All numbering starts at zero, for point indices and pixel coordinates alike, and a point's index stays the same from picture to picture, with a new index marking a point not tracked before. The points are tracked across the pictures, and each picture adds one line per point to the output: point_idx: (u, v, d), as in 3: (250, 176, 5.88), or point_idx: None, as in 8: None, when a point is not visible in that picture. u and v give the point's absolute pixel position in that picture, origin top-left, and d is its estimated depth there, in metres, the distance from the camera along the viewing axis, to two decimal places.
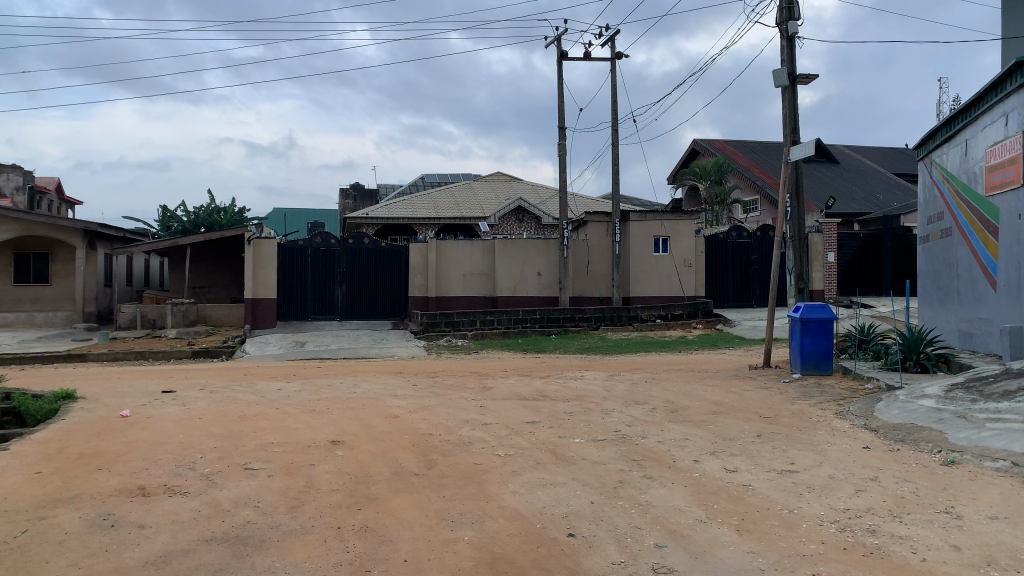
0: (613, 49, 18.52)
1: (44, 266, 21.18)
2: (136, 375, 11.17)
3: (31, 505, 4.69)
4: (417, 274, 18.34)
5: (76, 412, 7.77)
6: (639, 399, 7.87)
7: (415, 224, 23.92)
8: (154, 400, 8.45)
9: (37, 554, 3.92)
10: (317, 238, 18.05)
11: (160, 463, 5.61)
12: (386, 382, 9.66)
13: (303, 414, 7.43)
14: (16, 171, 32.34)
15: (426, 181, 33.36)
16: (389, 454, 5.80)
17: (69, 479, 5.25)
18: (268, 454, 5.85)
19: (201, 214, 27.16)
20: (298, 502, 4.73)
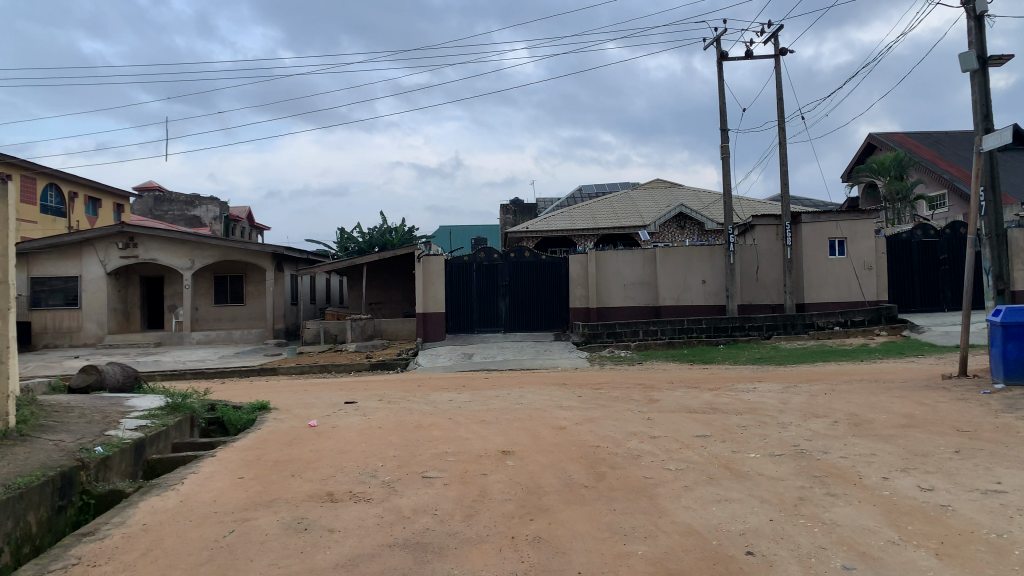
0: (778, 44, 17.58)
1: (239, 287, 23.27)
2: (321, 386, 11.96)
3: (237, 507, 5.14)
4: (577, 286, 18.40)
5: (270, 422, 8.45)
6: (819, 412, 7.45)
7: (575, 235, 24.04)
8: (338, 410, 8.99)
9: (243, 553, 4.28)
10: (480, 253, 18.58)
11: (345, 471, 5.97)
12: (552, 394, 9.74)
13: (475, 425, 7.64)
14: (213, 202, 35.59)
15: (583, 192, 33.42)
16: (559, 466, 5.85)
17: (267, 484, 5.70)
18: (443, 463, 6.07)
19: (374, 234, 28.73)
20: (473, 511, 4.87)
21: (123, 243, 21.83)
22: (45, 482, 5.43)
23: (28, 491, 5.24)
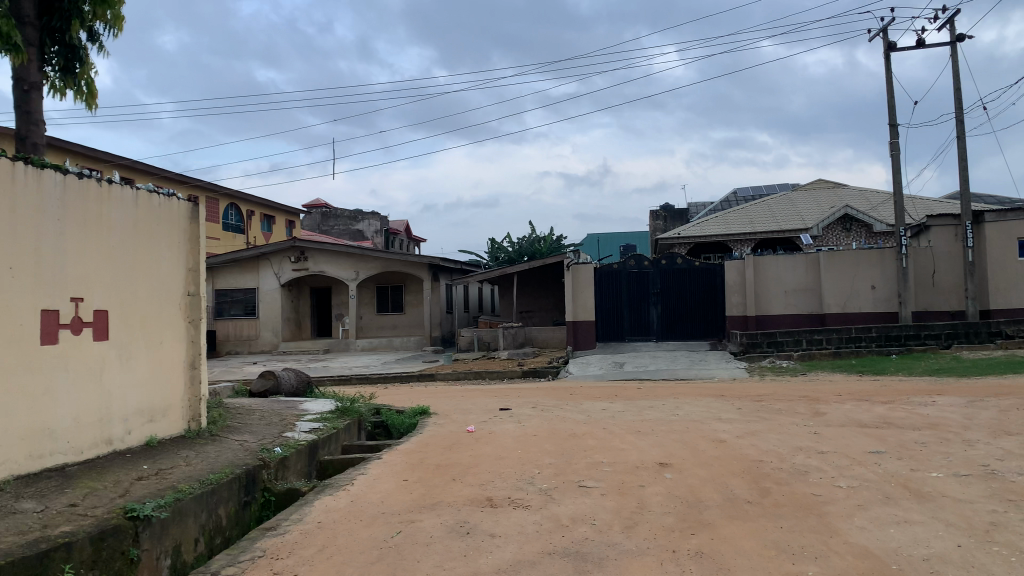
0: (955, 31, 16.27)
1: (399, 297, 24.32)
2: (478, 393, 12.25)
3: (403, 509, 5.36)
4: (734, 293, 17.80)
5: (430, 426, 8.75)
6: (1012, 429, 6.79)
7: (731, 241, 23.32)
8: (494, 417, 9.18)
9: (410, 553, 4.46)
10: (630, 261, 18.38)
11: (504, 477, 6.08)
12: (709, 405, 9.47)
13: (630, 435, 7.56)
14: (376, 218, 37.31)
15: (738, 195, 32.33)
16: (719, 480, 5.68)
17: (430, 487, 5.91)
18: (600, 473, 6.05)
19: (525, 244, 29.14)
20: (632, 522, 4.81)
21: (295, 257, 23.40)
22: (232, 479, 5.89)
23: (218, 487, 5.71)
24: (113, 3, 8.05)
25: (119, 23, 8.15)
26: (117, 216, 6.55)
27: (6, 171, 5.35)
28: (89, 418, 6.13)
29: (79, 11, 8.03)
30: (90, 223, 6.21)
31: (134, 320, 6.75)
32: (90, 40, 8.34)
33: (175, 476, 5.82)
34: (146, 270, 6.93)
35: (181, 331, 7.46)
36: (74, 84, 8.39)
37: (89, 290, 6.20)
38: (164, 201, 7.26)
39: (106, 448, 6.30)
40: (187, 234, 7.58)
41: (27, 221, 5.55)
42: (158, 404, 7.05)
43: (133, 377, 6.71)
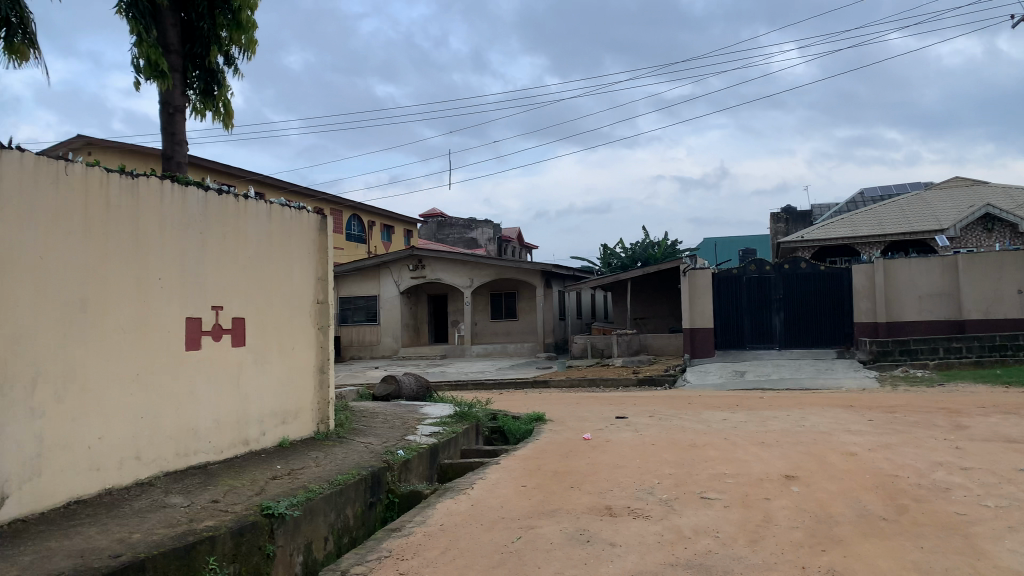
0: None
1: (513, 304, 24.56)
2: (593, 400, 12.19)
3: (523, 515, 5.40)
4: (862, 298, 16.95)
5: (547, 433, 8.79)
6: None
7: (858, 243, 22.23)
8: (611, 425, 9.11)
9: (531, 559, 4.48)
10: (751, 265, 17.85)
11: (623, 485, 6.03)
12: (837, 416, 9.06)
13: (753, 446, 7.33)
14: (489, 225, 37.85)
15: (866, 195, 30.80)
16: (851, 495, 5.42)
17: (549, 494, 5.93)
18: (722, 485, 5.90)
19: (639, 249, 28.80)
20: (758, 536, 4.66)
21: (413, 265, 24.03)
22: (359, 481, 6.11)
23: (346, 488, 5.93)
24: (247, 28, 8.54)
25: (252, 47, 8.64)
26: (253, 229, 6.93)
27: (156, 190, 5.79)
28: (228, 420, 6.52)
29: (217, 37, 8.60)
30: (228, 236, 6.61)
31: (267, 327, 7.12)
32: (227, 64, 8.89)
33: (306, 476, 6.10)
34: (278, 280, 7.29)
35: (311, 338, 7.80)
36: (213, 106, 8.94)
37: (228, 299, 6.59)
38: (295, 214, 7.60)
39: (244, 448, 6.69)
40: (315, 245, 7.92)
41: (173, 236, 5.96)
42: (290, 407, 7.41)
43: (267, 381, 7.08)
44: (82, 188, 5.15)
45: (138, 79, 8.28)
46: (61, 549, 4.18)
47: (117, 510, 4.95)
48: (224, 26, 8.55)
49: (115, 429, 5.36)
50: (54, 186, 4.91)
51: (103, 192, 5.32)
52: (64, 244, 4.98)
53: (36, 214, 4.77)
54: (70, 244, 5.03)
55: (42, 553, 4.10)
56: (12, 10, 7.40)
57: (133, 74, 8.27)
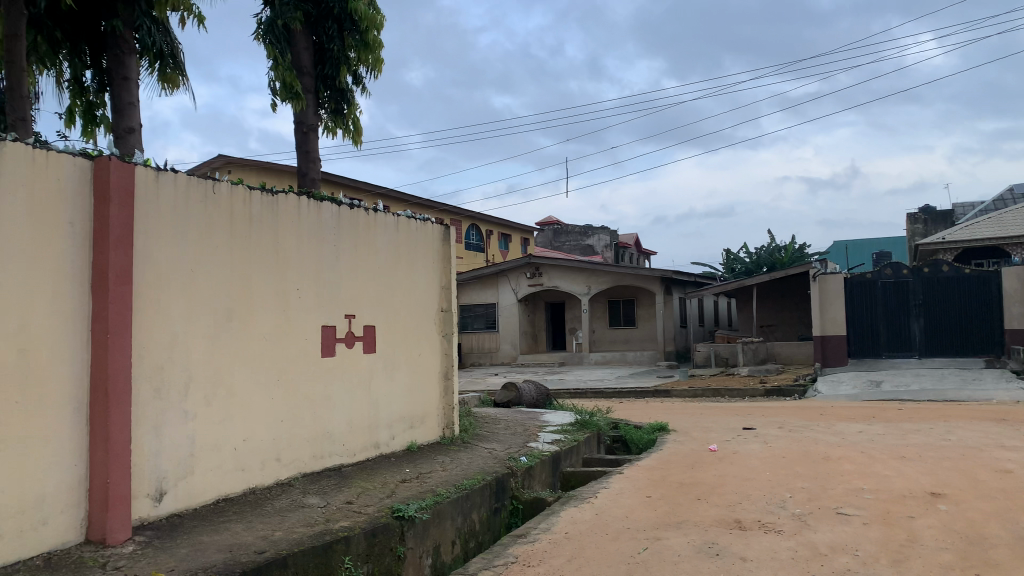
0: None
1: (632, 311, 24.30)
2: (718, 410, 11.89)
3: (649, 525, 5.33)
4: (1015, 304, 15.76)
5: (670, 443, 8.64)
6: None
7: (1007, 244, 20.62)
8: (737, 436, 8.84)
9: (658, 571, 4.41)
10: (887, 269, 16.93)
11: (752, 499, 5.84)
12: (988, 430, 8.42)
13: (893, 460, 6.93)
14: (606, 232, 37.61)
15: (1015, 193, 28.57)
16: (1007, 515, 5.03)
17: (675, 505, 5.82)
18: (860, 500, 5.61)
19: (763, 254, 27.85)
20: (902, 556, 4.41)
21: (530, 273, 24.18)
22: (484, 486, 6.21)
23: (472, 493, 6.04)
24: (374, 48, 8.89)
25: (379, 66, 8.99)
26: (381, 241, 7.19)
27: (293, 207, 6.10)
28: (360, 424, 6.79)
29: (346, 58, 9.00)
30: (358, 248, 6.88)
31: (395, 335, 7.36)
32: (356, 83, 9.30)
33: (433, 480, 6.25)
34: (405, 289, 7.53)
35: (436, 345, 8.01)
36: (343, 124, 9.39)
37: (359, 308, 6.87)
38: (421, 226, 7.83)
39: (374, 451, 6.95)
40: (439, 255, 8.12)
41: (309, 248, 6.27)
42: (417, 412, 7.63)
43: (396, 387, 7.32)
44: (227, 205, 5.49)
45: (275, 100, 8.80)
46: (212, 543, 4.47)
47: (261, 508, 5.25)
48: (352, 47, 8.94)
49: (259, 431, 5.70)
50: (203, 204, 5.26)
51: (246, 209, 5.66)
52: (211, 259, 5.33)
53: (187, 230, 5.14)
54: (217, 258, 5.37)
55: (196, 547, 4.40)
56: (163, 42, 8.11)
57: (271, 96, 8.80)
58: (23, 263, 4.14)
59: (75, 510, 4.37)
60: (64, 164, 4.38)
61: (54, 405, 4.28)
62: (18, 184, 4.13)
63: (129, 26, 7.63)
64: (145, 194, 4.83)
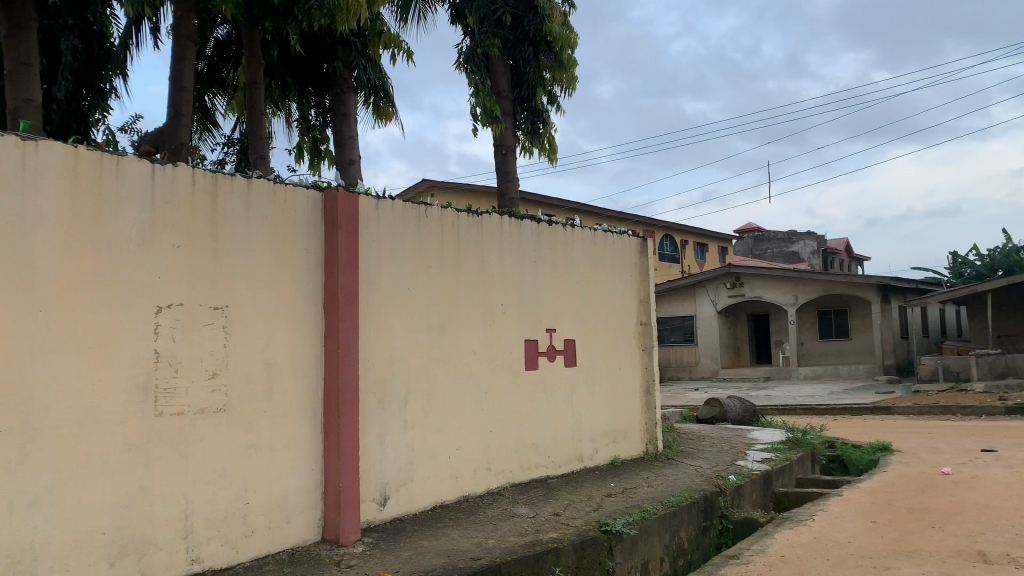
0: None
1: (844, 322, 22.77)
2: (950, 430, 10.79)
3: (876, 553, 4.95)
4: None
5: (896, 465, 7.97)
6: None
7: None
8: (976, 459, 7.98)
9: None
10: None
11: (998, 530, 5.24)
12: None
13: None
14: (812, 237, 35.48)
15: None
16: None
17: (905, 533, 5.36)
18: None
19: (998, 256, 25.02)
20: None
21: (730, 284, 23.31)
22: (692, 503, 6.07)
23: (679, 510, 5.92)
24: (569, 67, 9.07)
25: (574, 84, 9.14)
26: (580, 255, 7.27)
27: (496, 225, 6.32)
28: (564, 437, 6.89)
29: (541, 79, 9.24)
30: (558, 264, 7.00)
31: (596, 349, 7.41)
32: (551, 103, 9.52)
33: (639, 496, 6.20)
34: (604, 303, 7.56)
35: (636, 359, 7.96)
36: (539, 143, 9.64)
37: (560, 321, 6.98)
38: (618, 238, 7.83)
39: (578, 464, 7.02)
40: (638, 268, 8.08)
41: (511, 266, 6.47)
42: (620, 426, 7.62)
43: (598, 401, 7.36)
44: (438, 226, 5.79)
45: (476, 125, 9.19)
46: (432, 547, 4.72)
47: (473, 516, 5.46)
48: (547, 68, 9.16)
49: (470, 442, 5.94)
50: (416, 227, 5.59)
51: (454, 230, 5.94)
52: (424, 278, 5.65)
53: (403, 252, 5.48)
54: (429, 277, 5.69)
55: (418, 550, 4.67)
56: (376, 79, 8.81)
57: (472, 122, 9.20)
58: (267, 287, 4.62)
59: (312, 511, 4.80)
60: (298, 196, 4.85)
61: (294, 415, 4.73)
62: (262, 215, 4.62)
63: (347, 66, 8.31)
64: (366, 220, 5.22)
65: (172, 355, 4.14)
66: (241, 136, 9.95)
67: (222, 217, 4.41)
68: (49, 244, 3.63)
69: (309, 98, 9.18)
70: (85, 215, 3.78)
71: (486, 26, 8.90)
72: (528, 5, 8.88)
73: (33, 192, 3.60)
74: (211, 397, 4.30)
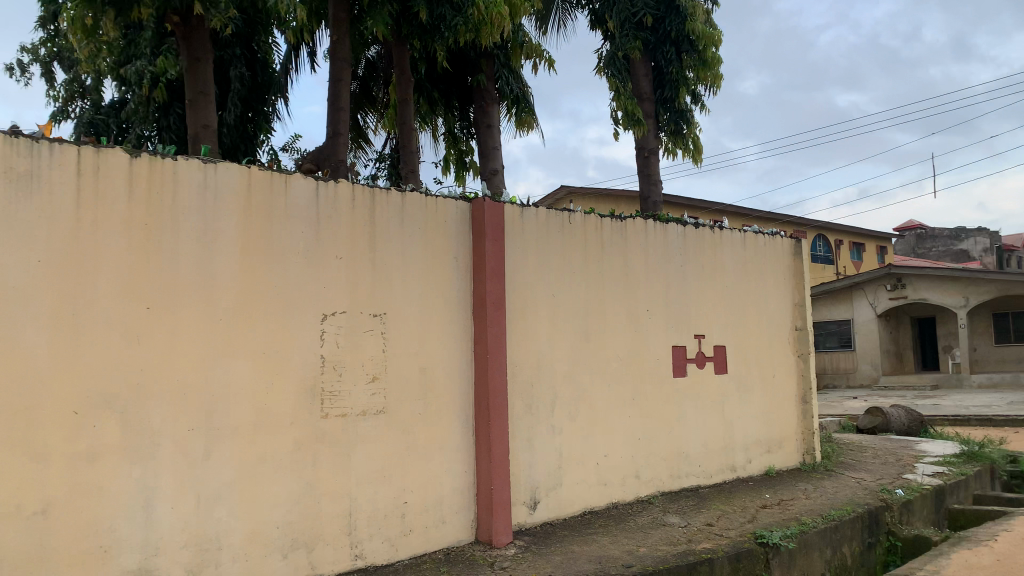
0: None
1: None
2: None
3: None
4: None
5: None
6: None
7: None
8: None
9: None
10: None
11: None
12: None
13: None
14: (983, 234, 32.92)
15: None
16: None
17: None
18: None
19: None
20: None
21: (891, 285, 21.84)
22: (855, 518, 5.74)
23: (841, 524, 5.62)
24: (713, 64, 8.82)
25: (718, 82, 8.89)
26: (729, 258, 7.07)
27: (641, 230, 6.27)
28: (715, 445, 6.71)
29: (684, 78, 9.05)
30: (706, 268, 6.84)
31: (747, 355, 7.17)
32: (694, 103, 9.32)
33: (797, 508, 5.93)
34: (755, 307, 7.30)
35: (791, 365, 7.63)
36: (683, 144, 9.44)
37: (710, 327, 6.82)
38: (769, 240, 7.54)
39: (731, 474, 6.82)
40: (791, 270, 7.76)
41: (657, 270, 6.39)
42: (774, 436, 7.33)
43: (751, 409, 7.11)
44: (582, 232, 5.81)
45: (617, 129, 9.14)
46: (583, 553, 4.73)
47: (624, 524, 5.43)
48: (690, 67, 8.96)
49: (618, 448, 5.91)
50: (561, 235, 5.64)
51: (599, 236, 5.94)
52: (570, 284, 5.69)
53: (549, 258, 5.55)
54: (575, 283, 5.72)
55: (569, 555, 4.69)
56: (518, 88, 8.94)
57: (613, 126, 9.16)
58: (421, 295, 4.81)
59: (466, 511, 4.93)
60: (449, 207, 5.01)
61: (447, 418, 4.88)
62: (415, 226, 4.81)
63: (490, 78, 8.49)
64: (512, 228, 5.32)
65: (336, 360, 4.38)
66: (391, 151, 10.41)
67: (379, 229, 4.63)
68: (226, 258, 3.94)
69: (455, 111, 9.46)
70: (258, 230, 4.08)
71: (626, 30, 8.87)
72: (669, 5, 8.75)
73: (213, 210, 3.92)
74: (372, 399, 4.52)
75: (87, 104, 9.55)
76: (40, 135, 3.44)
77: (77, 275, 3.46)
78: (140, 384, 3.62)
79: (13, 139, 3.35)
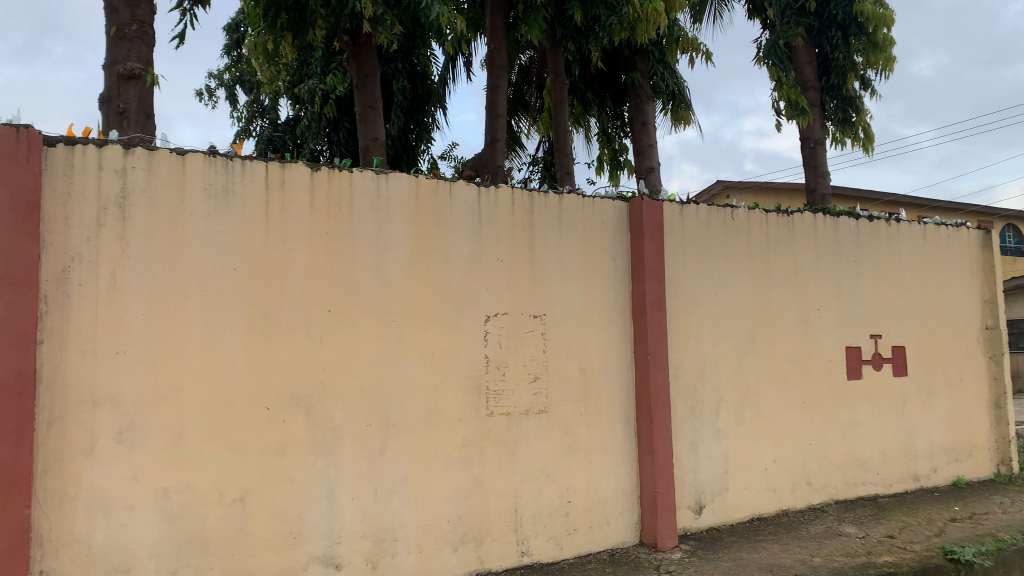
0: None
1: None
2: None
3: None
4: None
5: None
6: None
7: None
8: None
9: None
10: None
11: None
12: None
13: None
14: None
15: None
16: None
17: None
18: None
19: None
20: None
21: None
22: None
23: None
24: (885, 46, 8.26)
25: (891, 64, 8.31)
26: (907, 252, 6.61)
27: (808, 224, 5.98)
28: (895, 452, 6.29)
29: (852, 63, 8.55)
30: (882, 263, 6.42)
31: (930, 356, 6.66)
32: (864, 88, 8.78)
33: (992, 523, 5.45)
34: (938, 304, 6.77)
35: (982, 367, 7.01)
36: (852, 132, 8.91)
37: (887, 326, 6.40)
38: (953, 232, 6.98)
39: (913, 483, 6.37)
40: (980, 263, 7.14)
41: (827, 266, 6.07)
42: (963, 443, 6.77)
43: (936, 414, 6.61)
44: (745, 228, 5.62)
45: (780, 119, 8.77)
46: (752, 560, 4.58)
47: (795, 532, 5.21)
48: (859, 51, 8.45)
49: (788, 452, 5.67)
50: (723, 232, 5.49)
51: (763, 231, 5.72)
52: (733, 282, 5.52)
53: (710, 256, 5.41)
54: (737, 281, 5.54)
55: (738, 562, 4.56)
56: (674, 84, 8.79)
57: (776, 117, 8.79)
58: (580, 296, 4.83)
59: (629, 513, 4.90)
60: (606, 207, 5.00)
61: (608, 418, 4.88)
62: (573, 227, 4.84)
63: (645, 75, 8.40)
64: (671, 226, 5.24)
65: (500, 360, 4.49)
66: (545, 154, 10.55)
67: (538, 231, 4.70)
68: (398, 263, 4.15)
69: (608, 110, 9.44)
70: (426, 235, 4.26)
71: (787, 17, 8.51)
72: None
73: (385, 218, 4.13)
74: (535, 398, 4.60)
75: (266, 123, 10.30)
76: (234, 154, 3.76)
77: (269, 282, 3.76)
78: (323, 382, 3.88)
79: (211, 158, 3.69)
